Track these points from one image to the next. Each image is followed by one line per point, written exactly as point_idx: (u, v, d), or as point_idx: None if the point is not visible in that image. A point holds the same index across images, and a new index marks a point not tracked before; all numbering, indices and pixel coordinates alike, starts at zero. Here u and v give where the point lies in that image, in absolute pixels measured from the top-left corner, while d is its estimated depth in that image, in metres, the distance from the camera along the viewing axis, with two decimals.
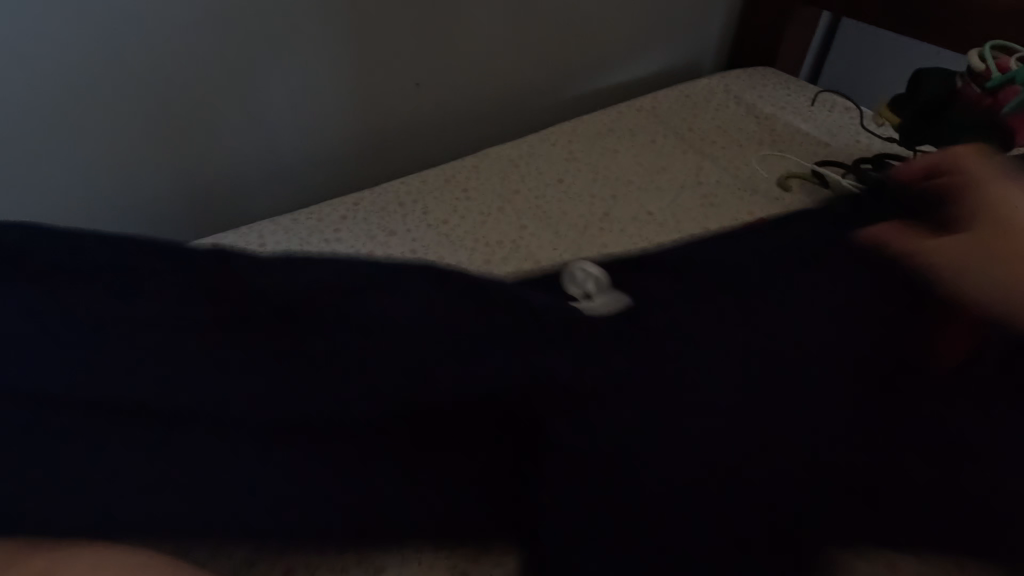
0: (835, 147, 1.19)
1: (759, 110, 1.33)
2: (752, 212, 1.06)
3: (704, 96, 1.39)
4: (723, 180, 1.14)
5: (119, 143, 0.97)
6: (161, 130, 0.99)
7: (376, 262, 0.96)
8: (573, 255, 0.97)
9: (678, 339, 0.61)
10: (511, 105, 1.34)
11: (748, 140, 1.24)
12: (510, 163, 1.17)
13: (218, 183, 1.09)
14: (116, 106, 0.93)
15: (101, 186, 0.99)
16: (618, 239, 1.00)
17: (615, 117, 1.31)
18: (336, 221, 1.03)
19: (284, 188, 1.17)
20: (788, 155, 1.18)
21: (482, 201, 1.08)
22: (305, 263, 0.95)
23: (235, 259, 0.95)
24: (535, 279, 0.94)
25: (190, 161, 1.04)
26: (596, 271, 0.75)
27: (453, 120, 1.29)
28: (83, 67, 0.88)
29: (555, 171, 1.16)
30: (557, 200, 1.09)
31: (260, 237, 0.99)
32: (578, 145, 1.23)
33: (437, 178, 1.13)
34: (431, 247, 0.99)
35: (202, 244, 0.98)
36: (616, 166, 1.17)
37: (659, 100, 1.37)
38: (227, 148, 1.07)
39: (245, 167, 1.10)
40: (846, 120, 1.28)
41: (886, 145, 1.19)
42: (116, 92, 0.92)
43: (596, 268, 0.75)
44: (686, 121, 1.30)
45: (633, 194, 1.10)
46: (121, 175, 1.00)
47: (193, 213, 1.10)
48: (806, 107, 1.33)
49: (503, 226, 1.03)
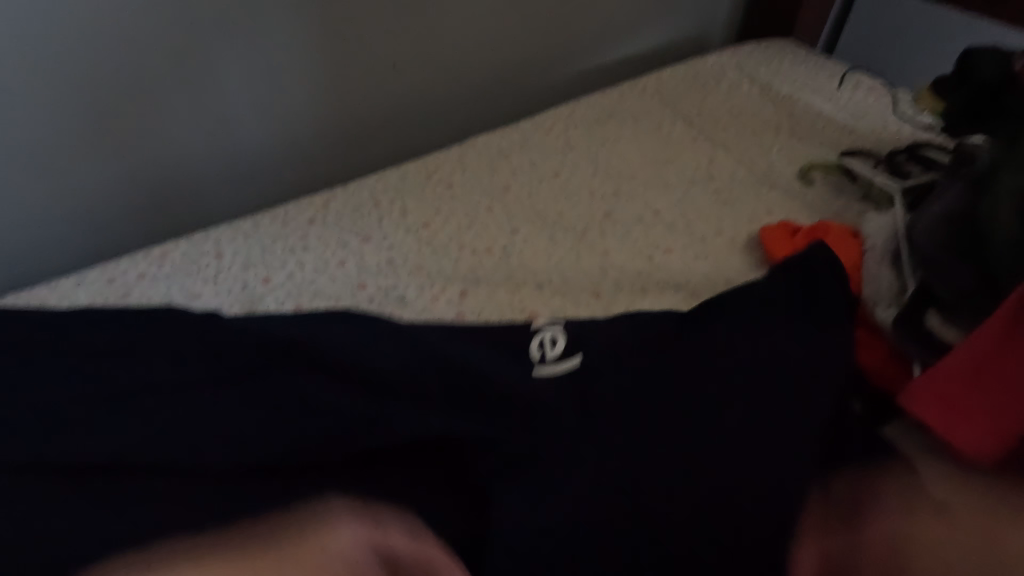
0: (862, 134, 1.07)
1: (776, 90, 1.20)
2: (772, 211, 0.94)
3: (714, 74, 1.25)
4: (738, 173, 1.02)
5: (53, 140, 0.87)
6: (100, 124, 0.88)
7: (347, 274, 0.85)
8: (571, 264, 0.86)
9: (651, 365, 0.67)
10: (500, 86, 1.21)
11: (765, 125, 1.12)
12: (500, 155, 1.05)
13: (169, 181, 0.99)
14: (44, 98, 0.83)
15: (34, 188, 0.89)
16: (622, 244, 0.89)
17: (616, 100, 1.18)
18: (303, 225, 0.91)
19: (246, 187, 1.06)
20: (810, 143, 1.05)
21: (468, 199, 0.96)
22: (267, 277, 0.84)
23: (187, 271, 0.84)
24: (528, 293, 0.83)
25: (136, 159, 0.94)
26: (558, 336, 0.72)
27: (436, 106, 1.16)
28: (8, 57, 0.78)
29: (550, 163, 1.04)
30: (552, 199, 0.97)
31: (216, 245, 0.88)
32: (575, 132, 1.10)
33: (418, 173, 1.01)
34: (410, 255, 0.88)
35: (150, 253, 0.86)
36: (618, 158, 1.05)
37: (664, 79, 1.24)
38: (179, 144, 0.96)
39: (200, 164, 1.00)
40: (873, 101, 1.16)
41: (920, 130, 1.06)
42: (44, 83, 0.82)
43: (558, 330, 0.72)
44: (695, 104, 1.17)
45: (638, 190, 0.99)
46: (56, 175, 0.90)
47: (143, 215, 1.00)
48: (828, 86, 1.20)
49: (491, 229, 0.92)
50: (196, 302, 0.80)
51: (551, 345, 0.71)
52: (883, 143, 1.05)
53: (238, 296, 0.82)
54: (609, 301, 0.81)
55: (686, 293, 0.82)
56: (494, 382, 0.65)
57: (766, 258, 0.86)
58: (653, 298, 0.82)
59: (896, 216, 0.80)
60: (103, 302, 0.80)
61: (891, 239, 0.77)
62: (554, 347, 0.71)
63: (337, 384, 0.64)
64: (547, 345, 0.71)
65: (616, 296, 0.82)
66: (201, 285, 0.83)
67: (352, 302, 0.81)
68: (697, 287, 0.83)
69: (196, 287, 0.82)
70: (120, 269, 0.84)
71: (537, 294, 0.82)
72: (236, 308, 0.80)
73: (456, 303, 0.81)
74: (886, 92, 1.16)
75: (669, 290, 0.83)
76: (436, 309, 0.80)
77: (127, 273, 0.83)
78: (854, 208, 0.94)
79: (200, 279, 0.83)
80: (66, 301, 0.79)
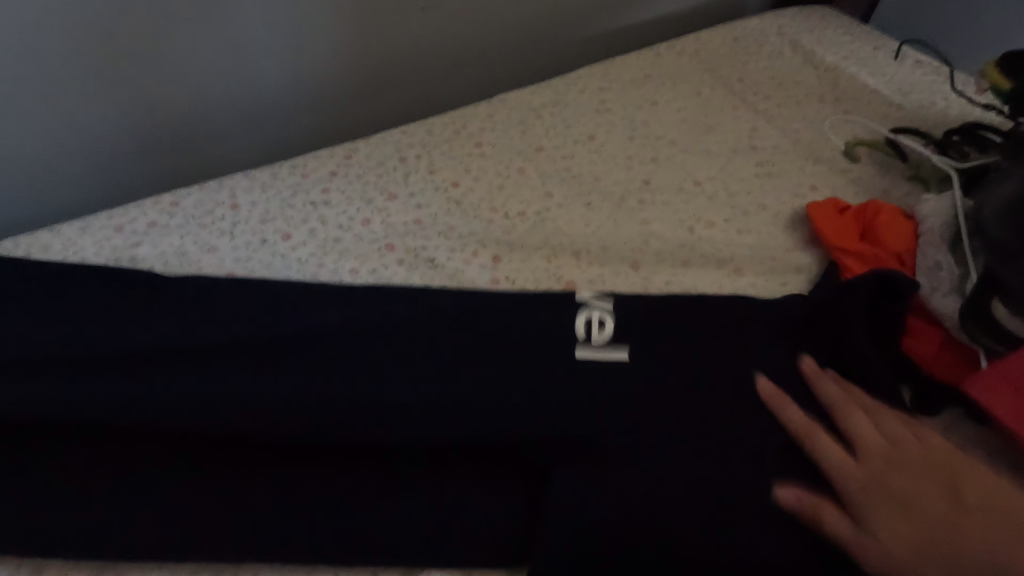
0: (909, 110, 1.03)
1: (819, 59, 1.14)
2: (816, 186, 0.91)
3: (755, 39, 1.19)
4: (781, 144, 0.97)
5: (52, 74, 0.79)
6: (105, 60, 0.81)
7: (373, 233, 0.80)
8: (609, 232, 0.82)
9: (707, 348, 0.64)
10: (531, 38, 1.14)
11: (808, 96, 1.07)
12: (532, 113, 0.99)
13: (177, 127, 0.92)
14: (44, 27, 0.75)
15: (29, 124, 0.82)
16: (662, 214, 0.85)
17: (653, 60, 1.12)
18: (324, 178, 0.85)
19: (259, 138, 1.00)
20: (855, 118, 1.01)
21: (499, 158, 0.91)
22: (287, 232, 0.79)
23: (201, 221, 0.79)
24: (564, 260, 0.79)
25: (143, 102, 0.87)
26: (608, 319, 0.67)
27: (463, 56, 1.09)
28: None
29: (585, 124, 0.98)
30: (588, 162, 0.92)
31: (231, 194, 0.82)
32: (611, 93, 1.04)
33: (445, 128, 0.95)
34: (439, 215, 0.83)
35: (159, 200, 0.80)
36: (656, 123, 1.00)
37: (703, 41, 1.17)
38: (188, 87, 0.89)
39: (211, 111, 0.93)
40: (921, 76, 1.10)
41: (969, 109, 1.02)
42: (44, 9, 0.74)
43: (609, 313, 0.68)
44: (735, 69, 1.12)
45: (677, 157, 0.94)
46: (56, 113, 0.83)
47: (148, 160, 0.93)
48: (873, 58, 1.15)
49: (525, 191, 0.87)
50: (213, 256, 0.76)
51: (600, 327, 0.66)
52: (932, 120, 1.01)
53: (257, 250, 0.77)
54: (649, 272, 0.78)
55: (729, 267, 0.79)
56: (543, 360, 0.62)
57: (812, 235, 0.83)
58: (695, 271, 0.78)
59: (954, 198, 0.76)
60: (110, 249, 0.75)
61: (950, 222, 0.73)
62: (603, 329, 0.66)
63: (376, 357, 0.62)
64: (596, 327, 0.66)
65: (656, 267, 0.78)
66: (217, 238, 0.77)
67: (380, 262, 0.77)
68: (740, 262, 0.79)
69: (211, 239, 0.77)
70: (129, 216, 0.78)
71: (574, 262, 0.78)
72: (255, 263, 0.75)
73: (490, 268, 0.77)
74: (934, 67, 1.11)
75: (711, 264, 0.79)
76: (469, 273, 0.76)
77: (136, 221, 0.78)
78: (901, 188, 0.90)
79: (215, 231, 0.78)
80: (71, 249, 0.74)
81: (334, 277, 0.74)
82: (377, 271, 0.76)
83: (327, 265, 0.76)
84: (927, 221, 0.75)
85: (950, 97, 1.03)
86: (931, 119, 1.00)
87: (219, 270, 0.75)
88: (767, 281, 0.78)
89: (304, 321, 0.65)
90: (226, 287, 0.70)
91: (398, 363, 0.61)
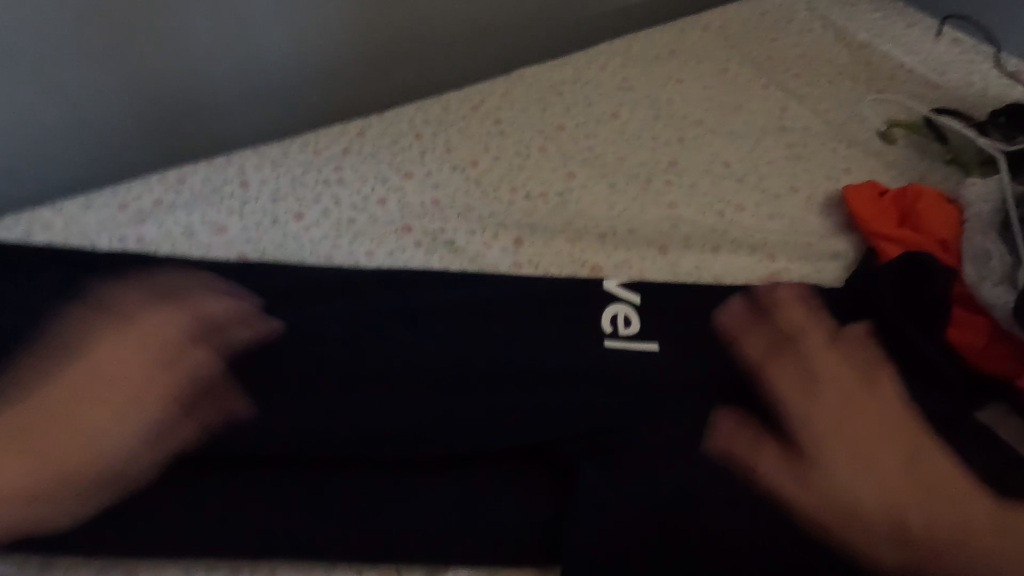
0: (946, 91, 0.98)
1: (850, 36, 1.10)
2: (850, 169, 0.87)
3: (784, 15, 1.14)
4: (812, 125, 0.93)
5: (54, 41, 0.76)
6: (108, 28, 0.78)
7: (388, 213, 0.76)
8: (635, 215, 0.78)
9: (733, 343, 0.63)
10: (550, 12, 1.09)
11: (840, 75, 1.02)
12: (552, 90, 0.95)
13: (183, 101, 0.88)
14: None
15: (30, 95, 0.79)
16: (689, 197, 0.81)
17: (677, 36, 1.07)
18: (337, 155, 0.82)
19: (268, 114, 0.96)
20: (890, 98, 0.96)
21: (519, 137, 0.87)
22: (299, 212, 0.75)
23: (209, 199, 0.75)
24: (589, 244, 0.75)
25: (149, 74, 0.84)
26: (632, 315, 0.65)
27: (479, 29, 1.04)
28: None
29: (607, 102, 0.94)
30: (611, 142, 0.88)
31: (240, 171, 0.78)
32: (634, 70, 1.00)
33: (462, 104, 0.91)
34: (457, 196, 0.79)
35: (165, 176, 0.77)
36: (682, 101, 0.95)
37: (729, 17, 1.12)
38: (195, 59, 0.85)
39: (218, 85, 0.89)
40: (958, 54, 1.06)
41: (1010, 89, 0.97)
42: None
43: (632, 310, 0.66)
44: (763, 46, 1.07)
45: (705, 138, 0.90)
46: (58, 84, 0.79)
47: (153, 135, 0.90)
48: (908, 36, 1.10)
49: (545, 172, 0.83)
50: (221, 236, 0.72)
51: (625, 324, 0.65)
52: (970, 101, 0.96)
53: (268, 230, 0.73)
54: (677, 257, 0.74)
55: (761, 253, 0.75)
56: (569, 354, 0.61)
57: (847, 221, 0.79)
58: (724, 256, 0.75)
59: (1001, 182, 0.72)
60: (114, 227, 0.71)
61: (997, 207, 0.69)
62: (628, 326, 0.64)
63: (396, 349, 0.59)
64: (620, 323, 0.65)
65: (685, 252, 0.75)
66: (226, 217, 0.74)
67: (396, 244, 0.73)
68: (772, 248, 0.76)
69: (220, 218, 0.74)
70: (133, 193, 0.74)
71: (599, 246, 0.75)
72: (265, 244, 0.72)
73: (511, 252, 0.74)
74: (972, 46, 1.06)
75: (742, 250, 0.76)
76: (489, 257, 0.73)
77: (141, 199, 0.74)
78: (940, 172, 0.86)
79: (223, 210, 0.75)
80: (74, 227, 0.71)
81: (347, 260, 0.71)
82: (393, 253, 0.73)
83: (341, 247, 0.73)
84: (973, 206, 0.71)
85: (989, 77, 0.99)
86: (969, 100, 0.96)
87: (228, 251, 0.71)
88: (801, 268, 0.74)
89: (320, 309, 0.63)
90: (237, 268, 0.67)
91: (419, 359, 0.59)
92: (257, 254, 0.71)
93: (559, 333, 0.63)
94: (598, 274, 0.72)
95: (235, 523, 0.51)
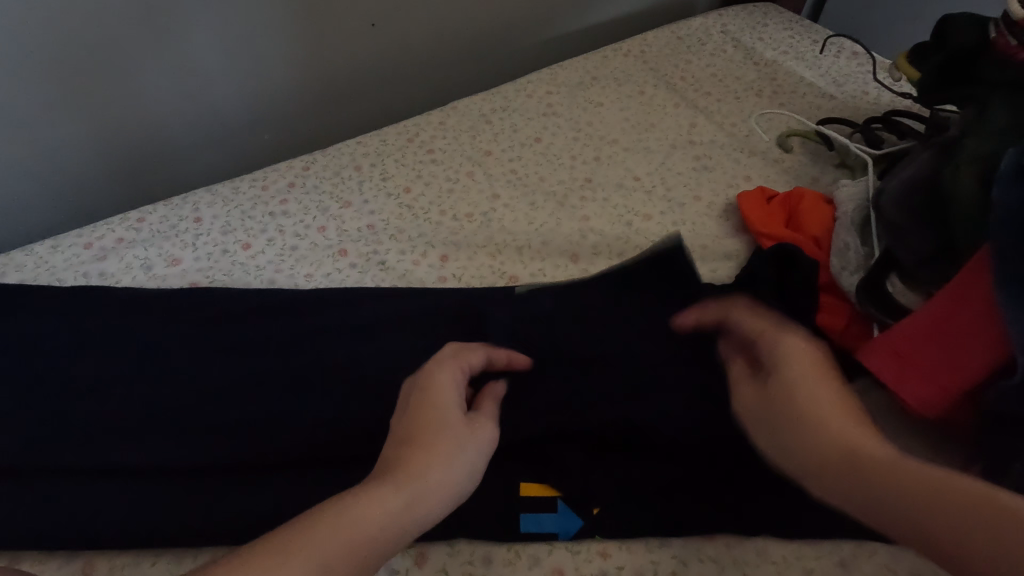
0: (840, 102, 1.08)
1: (758, 55, 1.20)
2: (749, 177, 0.96)
3: (699, 38, 1.24)
4: (718, 138, 1.03)
5: (24, 105, 0.85)
6: (74, 91, 0.87)
7: (328, 239, 0.85)
8: (552, 228, 0.87)
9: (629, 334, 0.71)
10: (484, 47, 1.19)
11: (746, 91, 1.12)
12: (482, 119, 1.04)
13: (144, 148, 0.97)
14: (15, 64, 0.81)
15: (5, 153, 0.87)
16: (601, 210, 0.90)
17: (600, 62, 1.17)
18: (283, 189, 0.91)
19: (224, 154, 1.05)
20: (789, 110, 1.06)
21: (449, 163, 0.96)
22: (247, 242, 0.84)
23: (166, 235, 0.84)
24: (508, 256, 0.84)
25: (112, 126, 0.93)
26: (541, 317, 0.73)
27: (418, 66, 1.14)
28: None
29: (532, 127, 1.04)
30: (533, 163, 0.97)
31: (195, 209, 0.87)
32: (558, 96, 1.10)
33: (399, 136, 1.00)
34: (391, 220, 0.88)
35: (126, 217, 0.85)
36: (600, 123, 1.05)
37: (649, 42, 1.22)
38: (153, 111, 0.94)
39: (175, 131, 0.98)
40: (855, 67, 1.16)
41: (896, 97, 1.08)
42: (14, 49, 0.80)
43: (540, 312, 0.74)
44: (678, 68, 1.17)
45: (619, 155, 0.99)
46: (29, 140, 0.88)
47: (119, 179, 0.99)
48: (811, 52, 1.20)
49: (473, 194, 0.92)
50: (177, 268, 0.81)
51: None
52: (861, 110, 1.06)
53: (219, 260, 0.82)
54: (586, 264, 0.83)
55: None
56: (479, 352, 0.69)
57: (742, 223, 0.88)
58: (629, 261, 0.84)
59: (867, 184, 0.81)
60: (80, 264, 0.80)
61: (861, 205, 0.78)
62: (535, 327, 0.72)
63: (328, 361, 0.68)
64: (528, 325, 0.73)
65: (594, 259, 0.84)
66: (181, 250, 0.82)
67: (334, 267, 0.82)
68: None
69: (175, 251, 0.82)
70: (97, 233, 0.83)
71: (517, 258, 0.84)
72: (216, 272, 0.81)
73: (438, 268, 0.82)
74: (867, 58, 1.17)
75: (646, 254, 0.84)
76: (417, 273, 0.82)
77: (104, 238, 0.83)
78: (829, 175, 0.96)
79: (178, 243, 0.83)
80: (43, 266, 0.79)
81: (290, 283, 0.80)
82: (331, 275, 0.81)
83: (285, 272, 0.81)
84: (843, 205, 0.80)
85: (879, 88, 1.09)
86: (859, 110, 1.06)
87: (182, 280, 0.80)
88: (697, 268, 0.83)
89: (265, 332, 0.72)
90: (189, 296, 0.75)
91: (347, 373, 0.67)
92: (209, 281, 0.79)
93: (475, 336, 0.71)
94: (515, 283, 0.81)
95: (182, 514, 0.59)
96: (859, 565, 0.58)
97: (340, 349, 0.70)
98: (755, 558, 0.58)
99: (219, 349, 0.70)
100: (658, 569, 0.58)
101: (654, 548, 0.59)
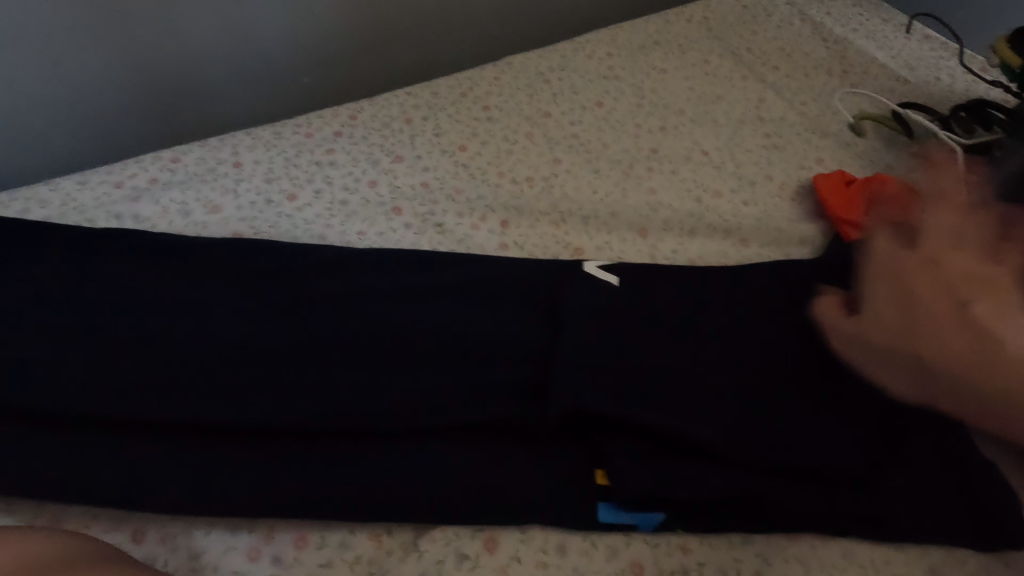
0: (915, 86, 1.03)
1: (827, 30, 1.13)
2: (822, 159, 0.91)
3: (765, 8, 1.17)
4: (788, 116, 0.97)
5: (43, 23, 0.76)
6: (99, 10, 0.78)
7: (379, 195, 0.79)
8: (618, 200, 0.82)
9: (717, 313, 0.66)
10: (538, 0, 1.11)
11: (816, 68, 1.06)
12: (539, 77, 0.97)
13: (172, 84, 0.89)
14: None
15: (19, 74, 0.79)
16: (669, 183, 0.85)
17: (662, 26, 1.10)
18: (328, 138, 0.84)
19: (259, 96, 0.97)
20: (863, 91, 1.01)
21: (506, 122, 0.90)
22: (292, 192, 0.78)
23: (204, 178, 0.77)
24: (571, 226, 0.79)
25: (138, 55, 0.84)
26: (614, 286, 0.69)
27: (469, 17, 1.06)
28: None
29: (592, 90, 0.97)
30: (594, 129, 0.91)
31: (235, 153, 0.80)
32: (619, 58, 1.03)
33: (451, 90, 0.93)
34: (446, 179, 0.82)
35: (160, 156, 0.79)
36: (664, 90, 0.98)
37: (712, 9, 1.15)
38: (187, 41, 0.86)
39: (204, 67, 0.90)
40: (929, 50, 1.10)
41: (975, 85, 1.02)
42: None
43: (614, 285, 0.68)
44: (744, 38, 1.10)
45: (685, 126, 0.93)
46: (47, 63, 0.80)
47: (147, 117, 0.91)
48: (883, 32, 1.14)
49: (532, 157, 0.86)
50: (217, 215, 0.74)
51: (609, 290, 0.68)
52: (937, 96, 1.01)
53: (262, 210, 0.75)
54: (655, 239, 0.78)
55: (734, 237, 0.79)
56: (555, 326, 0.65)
57: (817, 208, 0.83)
58: (699, 240, 0.79)
59: (961, 174, 0.76)
60: (110, 204, 0.73)
61: (956, 196, 0.74)
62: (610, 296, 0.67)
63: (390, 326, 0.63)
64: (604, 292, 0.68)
65: (662, 235, 0.79)
66: (220, 196, 0.76)
67: (386, 225, 0.76)
68: (744, 232, 0.80)
69: (215, 197, 0.76)
70: (129, 172, 0.76)
71: (581, 228, 0.79)
72: (260, 223, 0.75)
73: (497, 234, 0.77)
74: (942, 42, 1.11)
75: (717, 234, 0.80)
76: (475, 238, 0.76)
77: (137, 178, 0.76)
78: (906, 163, 0.91)
79: (217, 189, 0.77)
80: (71, 205, 0.72)
81: (339, 239, 0.74)
82: (383, 232, 0.76)
83: (334, 227, 0.75)
84: None
85: (955, 74, 1.04)
86: (935, 96, 1.01)
87: (222, 228, 0.74)
88: (771, 252, 0.79)
89: (316, 289, 0.66)
90: (237, 247, 0.69)
91: (407, 343, 0.62)
92: (251, 231, 0.73)
93: (544, 312, 0.66)
94: (580, 254, 0.76)
95: (236, 487, 0.53)
96: (950, 573, 0.55)
97: (402, 314, 0.64)
98: (842, 561, 0.55)
99: (268, 305, 0.64)
100: (742, 567, 0.55)
101: (736, 545, 0.56)
